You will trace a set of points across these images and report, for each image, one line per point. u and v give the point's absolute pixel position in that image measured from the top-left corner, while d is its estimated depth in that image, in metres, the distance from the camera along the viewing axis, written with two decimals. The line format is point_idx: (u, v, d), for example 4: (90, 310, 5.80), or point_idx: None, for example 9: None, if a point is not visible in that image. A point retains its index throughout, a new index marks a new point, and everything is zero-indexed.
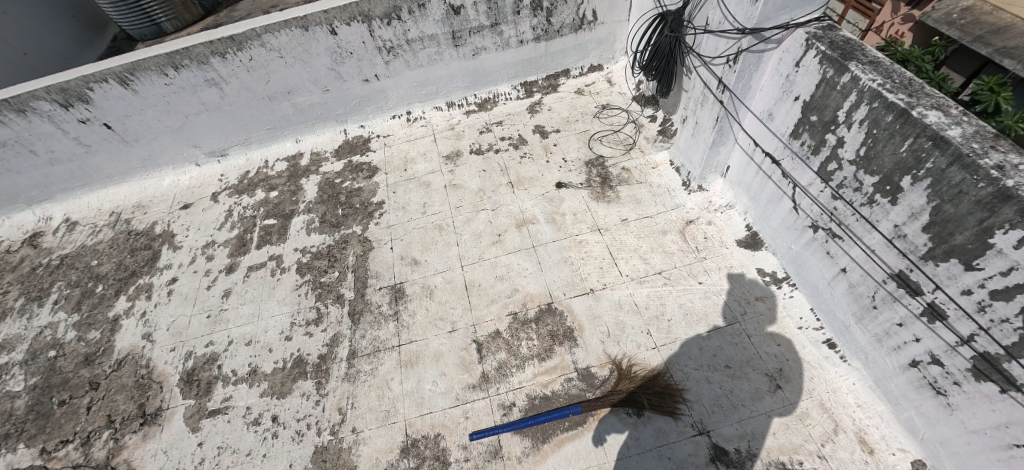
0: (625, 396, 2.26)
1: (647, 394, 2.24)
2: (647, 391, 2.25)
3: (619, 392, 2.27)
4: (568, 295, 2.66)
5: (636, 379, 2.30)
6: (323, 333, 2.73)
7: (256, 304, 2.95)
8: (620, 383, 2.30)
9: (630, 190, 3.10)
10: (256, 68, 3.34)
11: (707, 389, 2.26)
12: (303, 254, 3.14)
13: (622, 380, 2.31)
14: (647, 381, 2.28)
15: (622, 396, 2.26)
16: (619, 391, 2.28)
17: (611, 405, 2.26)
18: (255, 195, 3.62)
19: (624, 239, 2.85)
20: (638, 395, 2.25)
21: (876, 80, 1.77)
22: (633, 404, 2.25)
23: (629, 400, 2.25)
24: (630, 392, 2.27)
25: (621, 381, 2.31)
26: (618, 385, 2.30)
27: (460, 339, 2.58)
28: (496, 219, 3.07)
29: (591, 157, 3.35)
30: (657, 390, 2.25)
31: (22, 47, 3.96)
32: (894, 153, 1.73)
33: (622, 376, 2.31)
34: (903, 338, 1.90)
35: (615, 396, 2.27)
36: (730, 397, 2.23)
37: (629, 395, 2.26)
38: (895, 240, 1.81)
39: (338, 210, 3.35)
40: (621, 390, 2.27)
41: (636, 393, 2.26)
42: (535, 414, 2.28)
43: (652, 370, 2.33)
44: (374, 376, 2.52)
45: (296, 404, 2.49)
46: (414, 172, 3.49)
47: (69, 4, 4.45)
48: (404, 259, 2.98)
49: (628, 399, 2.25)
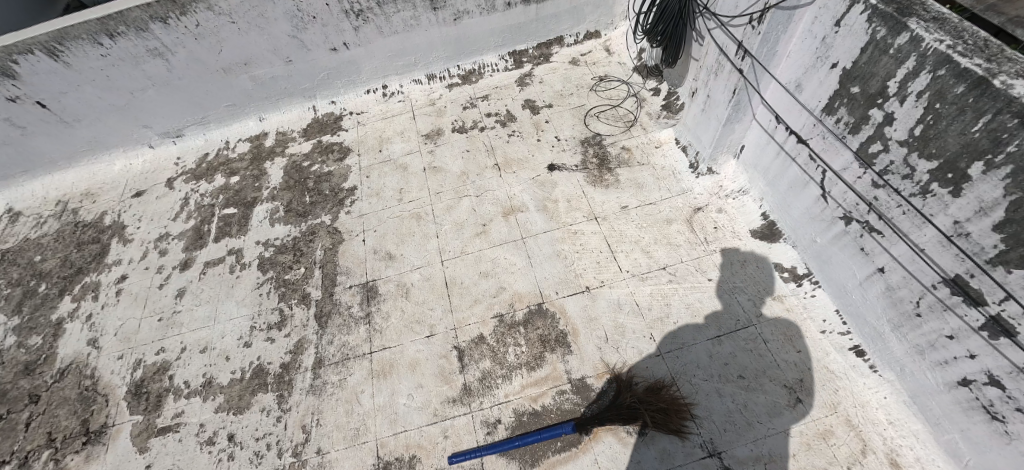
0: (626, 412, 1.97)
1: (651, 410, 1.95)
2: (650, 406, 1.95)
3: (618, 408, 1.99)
4: (561, 294, 2.36)
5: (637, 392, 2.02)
6: (286, 338, 2.43)
7: (212, 305, 2.64)
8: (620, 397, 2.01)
9: (631, 173, 2.76)
10: (205, 35, 2.93)
11: (717, 403, 1.99)
12: (266, 248, 2.81)
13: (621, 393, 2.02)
14: (652, 396, 1.98)
15: (621, 412, 1.97)
16: (618, 407, 1.99)
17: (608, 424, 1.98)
18: (215, 180, 3.26)
19: (623, 230, 2.53)
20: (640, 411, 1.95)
21: (944, 41, 1.41)
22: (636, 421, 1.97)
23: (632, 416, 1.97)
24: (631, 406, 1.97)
25: (621, 394, 2.02)
26: (617, 399, 2.01)
27: (439, 345, 2.28)
28: (480, 206, 2.74)
29: (587, 136, 3.00)
30: (661, 406, 1.95)
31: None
32: (963, 133, 1.40)
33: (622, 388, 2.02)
34: (953, 353, 1.62)
35: (613, 413, 1.98)
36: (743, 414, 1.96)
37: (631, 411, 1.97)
38: (954, 239, 1.50)
39: (306, 197, 3.00)
40: (620, 406, 1.98)
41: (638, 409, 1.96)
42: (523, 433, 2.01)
43: (656, 381, 2.05)
44: (342, 388, 2.23)
45: (255, 421, 2.22)
46: (389, 153, 3.13)
47: None
48: (377, 253, 2.65)
49: (630, 416, 1.96)
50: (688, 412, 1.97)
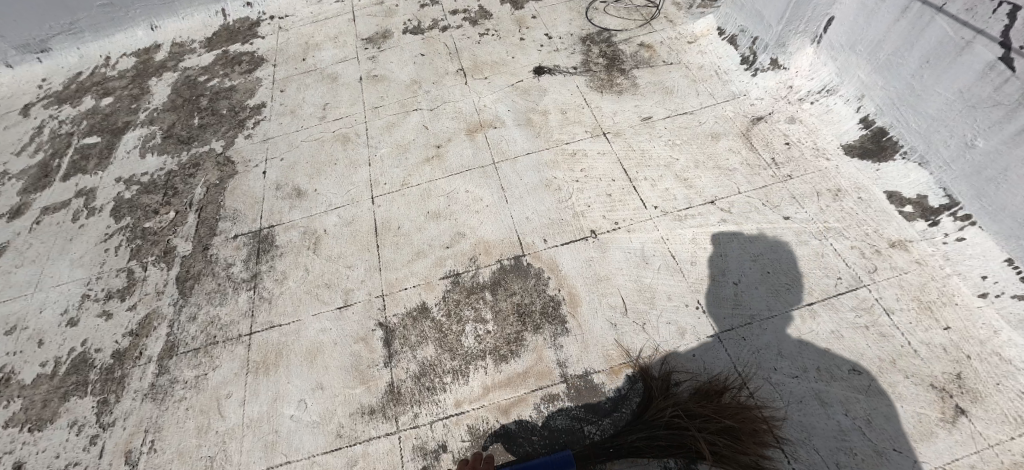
0: (666, 435, 1.14)
1: (710, 432, 1.12)
2: (709, 424, 1.12)
3: (651, 427, 1.15)
4: (551, 242, 1.50)
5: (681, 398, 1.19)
6: (129, 313, 1.58)
7: (38, 266, 1.79)
8: (652, 408, 1.18)
9: (654, 75, 1.89)
10: None
11: (818, 417, 1.16)
12: (127, 186, 1.95)
13: (653, 401, 1.19)
14: (708, 404, 1.16)
15: (658, 435, 1.14)
16: (650, 426, 1.16)
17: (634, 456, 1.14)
18: (82, 104, 2.39)
19: (645, 150, 1.67)
20: (692, 433, 1.12)
21: None
22: (686, 449, 1.13)
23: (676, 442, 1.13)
24: (676, 423, 1.14)
25: (653, 403, 1.19)
26: (646, 412, 1.18)
27: (356, 321, 1.44)
28: (435, 123, 1.88)
29: (589, 32, 2.11)
30: (729, 424, 1.12)
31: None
32: None
33: (657, 393, 1.19)
34: None
35: (642, 436, 1.15)
36: (865, 435, 1.13)
37: (675, 432, 1.13)
38: None
39: (194, 120, 2.13)
40: (655, 423, 1.15)
41: (688, 429, 1.13)
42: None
43: (711, 380, 1.22)
44: (198, 390, 1.39)
45: (57, 443, 1.38)
46: (315, 62, 2.25)
47: None
48: (281, 190, 1.80)
49: (674, 442, 1.13)
50: (770, 434, 1.14)
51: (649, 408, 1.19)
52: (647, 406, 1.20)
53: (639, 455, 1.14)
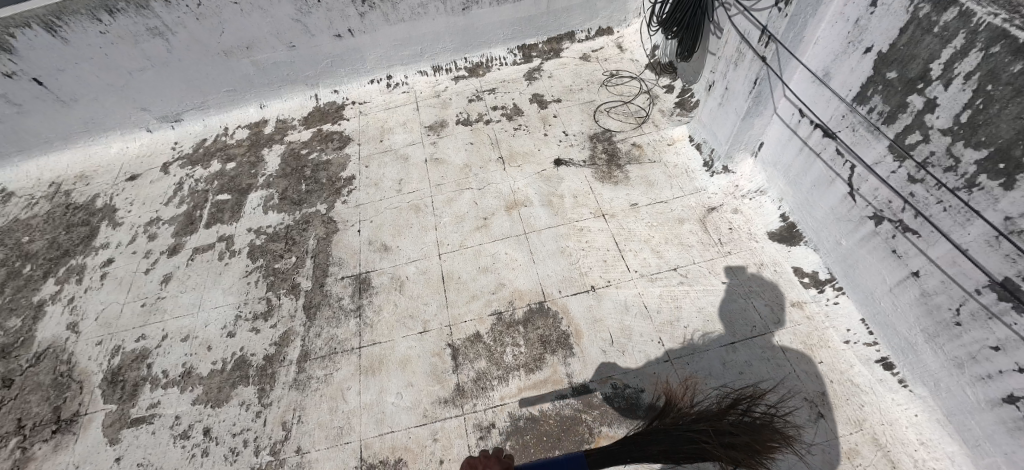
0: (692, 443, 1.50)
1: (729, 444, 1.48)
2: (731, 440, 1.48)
3: (678, 432, 1.53)
4: (564, 293, 2.21)
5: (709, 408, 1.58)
6: (272, 329, 2.31)
7: (197, 292, 2.52)
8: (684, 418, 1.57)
9: (641, 170, 2.62)
10: (206, 15, 2.85)
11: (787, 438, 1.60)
12: (257, 235, 2.69)
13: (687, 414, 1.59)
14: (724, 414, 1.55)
15: (682, 440, 1.50)
16: (680, 433, 1.52)
17: (647, 456, 1.50)
18: (210, 166, 3.16)
19: (631, 229, 2.38)
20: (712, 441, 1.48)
21: (1001, 13, 1.24)
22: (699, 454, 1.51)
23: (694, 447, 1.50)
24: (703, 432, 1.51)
25: (671, 411, 1.64)
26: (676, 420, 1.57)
27: (432, 342, 2.15)
28: (482, 200, 2.62)
29: (596, 131, 2.86)
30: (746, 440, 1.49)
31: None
32: (1021, 116, 1.23)
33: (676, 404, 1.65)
34: (999, 366, 1.45)
35: (663, 442, 1.51)
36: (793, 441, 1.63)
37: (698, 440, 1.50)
38: (1007, 238, 1.33)
39: (302, 186, 2.89)
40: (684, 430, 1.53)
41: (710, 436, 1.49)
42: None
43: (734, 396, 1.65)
44: (326, 384, 2.11)
45: (232, 416, 2.09)
46: (390, 144, 3.02)
47: None
48: (373, 244, 2.53)
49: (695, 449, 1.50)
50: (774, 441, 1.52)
51: (669, 414, 1.63)
52: (672, 411, 1.64)
53: (654, 456, 1.51)
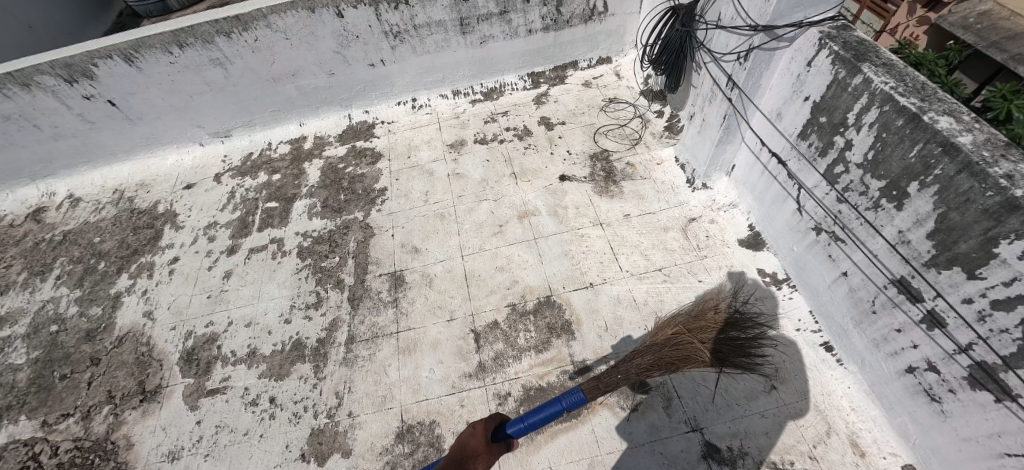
0: (678, 351, 1.95)
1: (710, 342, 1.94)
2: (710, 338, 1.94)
3: (663, 347, 1.97)
4: (568, 288, 2.66)
5: (684, 322, 2.04)
6: (323, 317, 2.76)
7: (256, 286, 2.96)
8: (666, 335, 2.00)
9: (634, 186, 3.06)
10: (260, 49, 3.27)
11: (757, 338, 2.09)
12: (304, 238, 3.14)
13: (668, 330, 2.04)
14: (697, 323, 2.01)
15: (665, 348, 1.96)
16: (664, 348, 1.96)
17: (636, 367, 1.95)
18: (258, 177, 3.59)
19: (625, 235, 2.83)
20: (696, 344, 1.92)
21: (889, 82, 1.73)
22: (691, 360, 1.95)
23: (681, 354, 1.95)
24: (685, 341, 1.95)
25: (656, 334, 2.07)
26: (659, 340, 2.01)
27: (458, 328, 2.60)
28: (498, 209, 3.07)
29: (595, 151, 3.31)
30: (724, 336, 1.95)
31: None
32: (903, 158, 1.70)
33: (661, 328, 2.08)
34: (901, 344, 1.90)
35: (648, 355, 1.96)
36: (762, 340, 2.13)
37: (683, 346, 1.95)
38: (899, 246, 1.79)
39: (341, 196, 3.34)
40: (667, 343, 1.97)
41: (692, 342, 1.94)
42: (499, 427, 1.67)
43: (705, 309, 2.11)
44: (371, 361, 2.56)
45: (293, 387, 2.54)
46: (417, 160, 3.47)
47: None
48: (405, 247, 2.98)
49: (683, 355, 1.94)
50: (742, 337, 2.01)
51: (656, 335, 2.06)
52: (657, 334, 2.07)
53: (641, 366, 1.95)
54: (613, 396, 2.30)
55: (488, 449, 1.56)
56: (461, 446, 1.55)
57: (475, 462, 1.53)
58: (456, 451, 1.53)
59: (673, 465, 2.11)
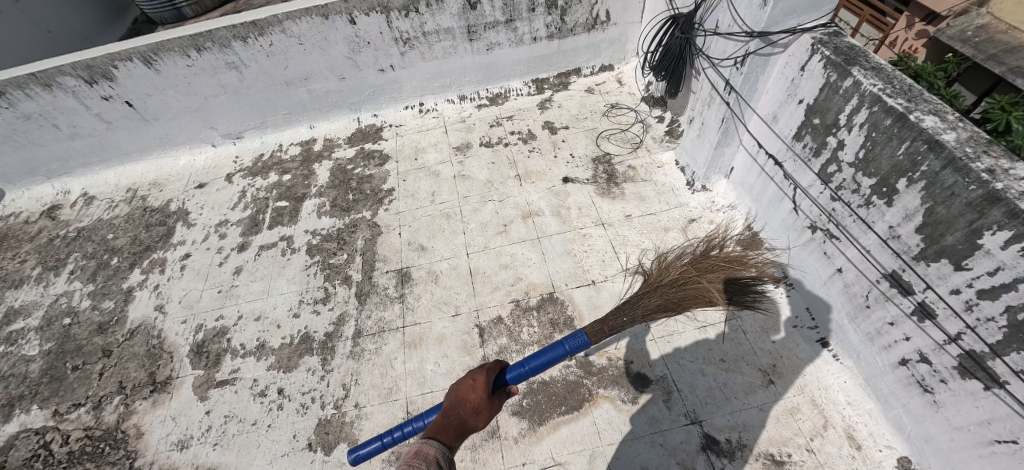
0: (686, 290, 2.14)
1: (715, 281, 2.19)
2: (715, 278, 2.19)
3: (669, 288, 2.14)
4: (570, 285, 2.73)
5: (690, 265, 2.26)
6: (330, 312, 2.83)
7: (266, 282, 3.03)
8: (673, 277, 2.19)
9: (635, 188, 3.15)
10: (275, 53, 3.39)
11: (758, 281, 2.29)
12: (313, 236, 3.22)
13: (674, 272, 2.23)
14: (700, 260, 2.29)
15: (673, 290, 2.13)
16: (671, 289, 2.14)
17: (642, 310, 2.08)
18: (269, 177, 3.68)
19: (626, 234, 2.91)
20: (702, 283, 2.15)
21: (877, 84, 1.83)
22: (698, 298, 2.14)
23: (689, 292, 2.14)
24: (693, 281, 2.17)
25: (652, 279, 2.26)
26: (666, 282, 2.17)
27: (463, 323, 2.66)
28: (503, 209, 3.15)
29: (598, 154, 3.40)
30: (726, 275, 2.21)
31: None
32: (892, 156, 1.80)
33: (658, 273, 2.28)
34: (894, 337, 1.97)
35: (652, 297, 2.11)
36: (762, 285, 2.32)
37: (689, 286, 2.15)
38: (890, 241, 1.89)
39: (349, 195, 3.42)
40: (673, 285, 2.15)
41: (699, 281, 2.16)
42: (499, 374, 1.72)
43: (708, 248, 2.42)
44: (378, 354, 2.62)
45: (301, 379, 2.60)
46: (424, 162, 3.56)
47: (101, 3, 4.76)
48: (412, 245, 3.06)
49: (690, 294, 2.13)
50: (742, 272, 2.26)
51: (652, 281, 2.23)
52: (657, 277, 2.25)
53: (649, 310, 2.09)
54: (614, 389, 2.35)
55: (489, 403, 1.59)
56: (462, 401, 1.59)
57: (476, 418, 1.57)
58: (457, 406, 1.58)
59: (673, 456, 2.16)
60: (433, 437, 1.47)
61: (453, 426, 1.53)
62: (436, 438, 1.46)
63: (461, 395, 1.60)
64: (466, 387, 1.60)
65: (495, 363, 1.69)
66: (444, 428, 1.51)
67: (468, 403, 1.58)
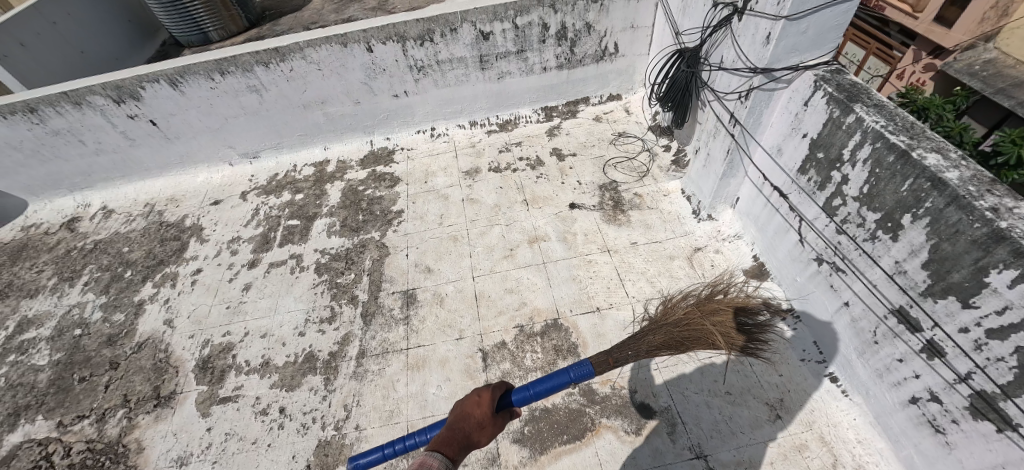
0: (689, 331, 2.12)
1: (720, 324, 2.14)
2: (720, 321, 2.14)
3: (673, 327, 2.13)
4: (575, 312, 2.73)
5: (694, 306, 2.22)
6: (335, 331, 2.84)
7: (273, 299, 3.07)
8: (677, 317, 2.17)
9: (641, 215, 3.17)
10: (295, 78, 3.52)
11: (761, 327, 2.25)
12: (322, 255, 3.27)
13: (678, 312, 2.21)
14: (703, 303, 2.24)
15: (678, 329, 2.12)
16: (675, 328, 2.12)
17: (647, 347, 2.07)
18: (283, 196, 3.77)
19: (632, 261, 2.92)
20: (706, 326, 2.12)
21: (879, 121, 1.87)
22: (701, 340, 2.13)
23: (692, 334, 2.13)
24: (697, 323, 2.13)
25: (656, 318, 2.23)
26: (670, 321, 2.16)
27: (466, 347, 2.66)
28: (509, 234, 3.19)
29: (605, 181, 3.44)
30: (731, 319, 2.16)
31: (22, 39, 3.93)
32: (896, 192, 1.81)
33: (664, 313, 2.24)
34: (903, 374, 1.94)
35: (658, 334, 2.10)
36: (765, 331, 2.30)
37: (693, 327, 2.13)
38: (896, 276, 1.88)
39: (359, 216, 3.49)
40: (679, 325, 2.13)
41: (703, 324, 2.13)
42: (504, 395, 1.72)
43: (710, 292, 2.36)
44: (381, 376, 2.62)
45: (303, 398, 2.60)
46: (433, 185, 3.63)
47: (136, 27, 5.03)
48: (418, 266, 3.09)
49: (693, 336, 2.12)
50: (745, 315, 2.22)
51: (658, 319, 2.22)
52: (662, 317, 2.23)
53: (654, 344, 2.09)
54: (617, 419, 2.32)
55: (493, 420, 1.58)
56: (467, 415, 1.58)
57: (478, 433, 1.56)
58: (459, 421, 1.58)
59: None
60: (437, 450, 1.46)
61: (456, 439, 1.52)
62: (440, 451, 1.45)
63: (466, 410, 1.59)
64: (473, 402, 1.60)
65: (501, 383, 1.69)
66: (448, 441, 1.50)
67: (473, 418, 1.58)
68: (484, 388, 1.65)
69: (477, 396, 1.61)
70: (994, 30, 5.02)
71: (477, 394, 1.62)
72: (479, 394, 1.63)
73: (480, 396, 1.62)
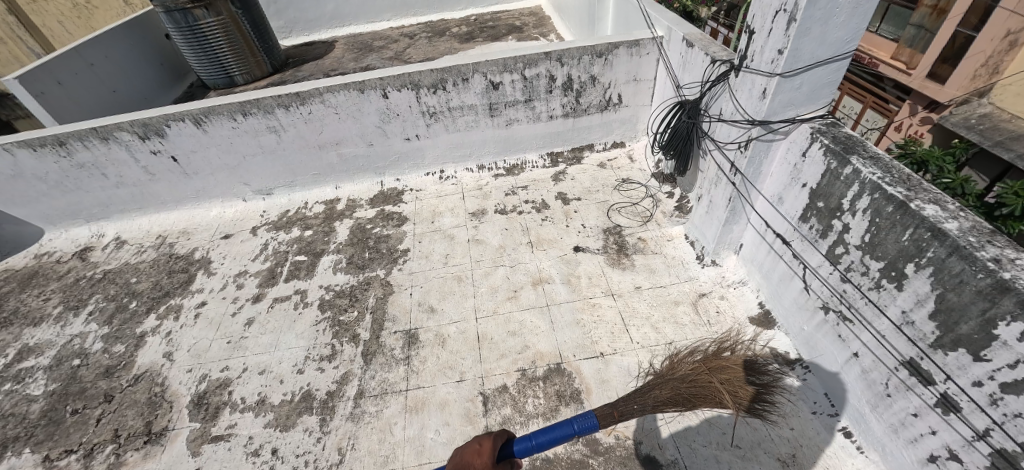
0: (697, 388, 2.07)
1: (727, 382, 2.10)
2: (728, 378, 2.10)
3: (680, 383, 2.07)
4: (579, 356, 2.68)
5: (702, 362, 2.20)
6: (335, 369, 2.81)
7: (276, 334, 3.05)
8: (683, 373, 2.13)
9: (645, 259, 3.18)
10: (313, 120, 3.67)
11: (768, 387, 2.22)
12: (327, 291, 3.28)
13: (685, 368, 2.19)
14: (709, 358, 2.25)
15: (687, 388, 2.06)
16: (682, 384, 2.07)
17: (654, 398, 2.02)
18: (291, 232, 3.83)
19: (636, 306, 2.90)
20: (714, 384, 2.08)
21: (876, 173, 1.92)
22: (707, 398, 2.08)
23: (701, 391, 2.07)
24: (705, 380, 2.10)
25: (662, 374, 2.22)
26: (676, 376, 2.11)
27: (467, 389, 2.61)
28: (514, 275, 3.21)
29: (609, 225, 3.49)
30: (739, 377, 2.13)
31: (58, 77, 4.13)
32: (897, 241, 1.83)
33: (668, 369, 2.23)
34: (919, 430, 1.87)
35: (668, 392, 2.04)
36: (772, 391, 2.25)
37: (701, 384, 2.08)
38: (904, 327, 1.86)
39: (366, 253, 3.53)
40: (686, 381, 2.08)
41: (711, 381, 2.09)
42: (505, 445, 1.67)
43: (718, 349, 2.34)
44: (378, 418, 2.56)
45: (297, 440, 2.53)
46: (440, 224, 3.70)
47: (168, 72, 5.37)
48: (421, 306, 3.09)
49: (701, 393, 2.06)
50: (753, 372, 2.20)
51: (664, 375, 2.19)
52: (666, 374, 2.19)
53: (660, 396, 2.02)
54: None
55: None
56: (467, 465, 1.52)
57: None
58: None
59: None
60: None
61: None
62: None
63: (464, 461, 1.53)
64: (473, 452, 1.55)
65: (503, 431, 1.64)
66: None
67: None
68: (485, 437, 1.59)
69: (479, 446, 1.55)
70: (988, 86, 5.19)
71: (477, 444, 1.57)
72: (481, 445, 1.56)
73: (481, 447, 1.55)
